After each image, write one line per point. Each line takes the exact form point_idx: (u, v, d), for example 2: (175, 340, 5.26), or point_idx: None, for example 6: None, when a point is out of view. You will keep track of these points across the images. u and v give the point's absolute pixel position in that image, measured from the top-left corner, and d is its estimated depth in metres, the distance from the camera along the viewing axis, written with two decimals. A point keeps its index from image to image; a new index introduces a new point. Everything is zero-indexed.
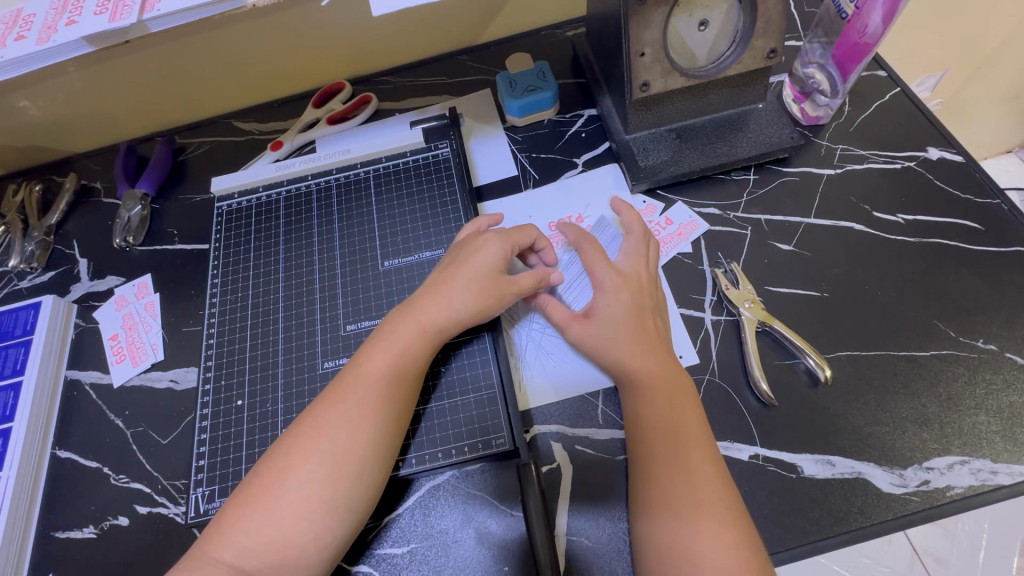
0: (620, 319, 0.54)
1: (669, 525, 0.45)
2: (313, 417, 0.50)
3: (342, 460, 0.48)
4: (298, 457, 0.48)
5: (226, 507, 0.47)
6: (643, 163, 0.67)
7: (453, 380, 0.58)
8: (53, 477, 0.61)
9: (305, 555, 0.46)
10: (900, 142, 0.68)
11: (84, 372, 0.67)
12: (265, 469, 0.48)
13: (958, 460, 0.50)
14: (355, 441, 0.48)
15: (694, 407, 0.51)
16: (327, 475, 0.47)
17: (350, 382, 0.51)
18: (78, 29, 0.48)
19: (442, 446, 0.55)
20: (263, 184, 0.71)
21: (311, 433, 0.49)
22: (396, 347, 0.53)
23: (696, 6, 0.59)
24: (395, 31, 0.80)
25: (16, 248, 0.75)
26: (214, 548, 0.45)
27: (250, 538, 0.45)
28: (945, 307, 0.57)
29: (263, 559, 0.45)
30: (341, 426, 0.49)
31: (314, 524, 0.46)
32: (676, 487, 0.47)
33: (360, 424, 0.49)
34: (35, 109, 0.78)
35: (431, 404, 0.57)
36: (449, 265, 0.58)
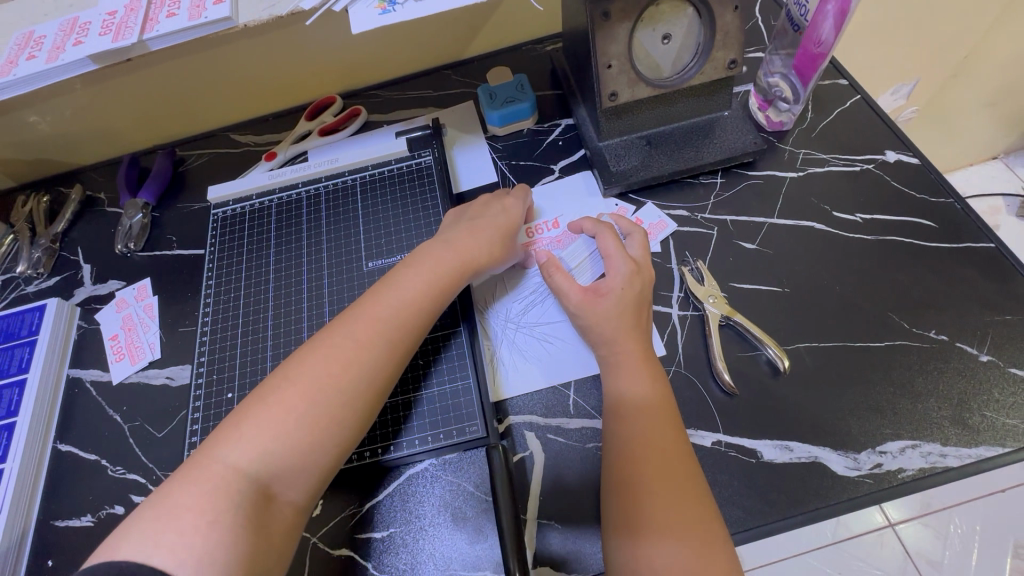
0: (630, 305, 0.58)
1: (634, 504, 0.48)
2: (350, 333, 0.51)
3: (376, 378, 0.50)
4: (338, 367, 0.49)
5: (245, 407, 0.47)
6: (615, 168, 0.71)
7: (431, 371, 0.61)
8: (54, 469, 0.64)
9: (323, 462, 0.47)
10: (860, 145, 0.72)
11: (85, 371, 0.70)
12: (292, 372, 0.49)
13: (909, 444, 0.53)
14: (391, 361, 0.52)
15: (660, 394, 0.54)
16: (361, 392, 0.49)
17: (388, 309, 0.54)
18: (84, 48, 0.53)
19: (421, 434, 0.58)
20: (256, 192, 0.75)
21: (357, 348, 0.51)
22: (431, 281, 0.57)
23: (658, 20, 0.63)
24: (383, 47, 0.85)
25: (24, 255, 0.79)
26: (228, 448, 0.44)
27: (276, 437, 0.45)
28: (899, 301, 0.60)
29: (282, 461, 0.45)
30: (385, 349, 0.52)
31: (344, 434, 0.48)
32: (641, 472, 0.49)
33: (396, 349, 0.52)
34: (44, 123, 0.82)
35: (408, 395, 0.60)
36: (471, 219, 0.63)
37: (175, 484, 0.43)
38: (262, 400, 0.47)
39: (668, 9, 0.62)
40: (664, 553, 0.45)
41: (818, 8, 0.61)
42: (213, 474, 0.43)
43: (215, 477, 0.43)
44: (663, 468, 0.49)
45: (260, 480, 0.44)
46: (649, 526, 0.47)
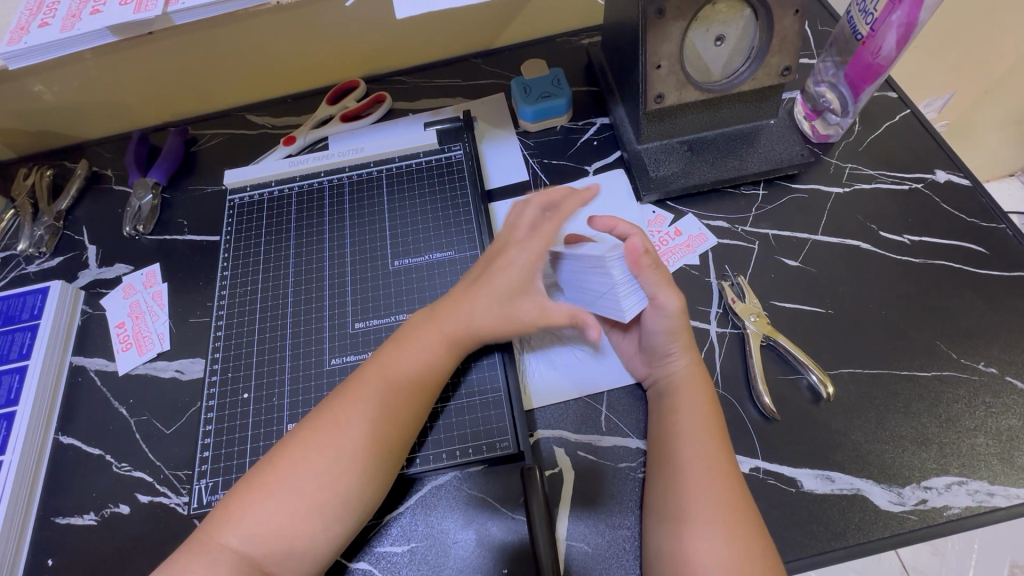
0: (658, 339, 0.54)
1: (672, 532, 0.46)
2: (331, 413, 0.50)
3: (359, 457, 0.48)
4: (314, 452, 0.48)
5: (237, 490, 0.48)
6: (653, 173, 0.68)
7: (464, 384, 0.58)
8: (55, 463, 0.61)
9: (311, 542, 0.46)
10: (909, 163, 0.69)
11: (89, 359, 0.67)
12: (278, 455, 0.49)
13: (956, 481, 0.51)
14: (373, 444, 0.49)
15: (705, 383, 0.54)
16: (344, 472, 0.48)
17: (368, 393, 0.51)
18: (103, 18, 0.49)
19: (449, 446, 0.55)
20: (276, 178, 0.71)
21: (331, 429, 0.49)
22: (421, 358, 0.53)
23: (713, 21, 0.59)
24: (412, 31, 0.81)
25: (25, 232, 0.75)
26: (219, 533, 0.46)
27: (257, 527, 0.46)
28: (948, 329, 0.58)
29: (269, 544, 0.45)
30: (361, 426, 0.49)
31: (327, 521, 0.47)
32: (678, 459, 0.49)
33: (375, 426, 0.49)
34: (49, 94, 0.78)
35: (442, 405, 0.57)
36: (477, 277, 0.56)
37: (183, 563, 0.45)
38: (254, 483, 0.48)
39: (725, 9, 0.58)
40: (699, 544, 0.45)
41: (880, 18, 0.58)
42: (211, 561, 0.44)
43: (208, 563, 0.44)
44: (709, 467, 0.48)
45: (254, 568, 0.45)
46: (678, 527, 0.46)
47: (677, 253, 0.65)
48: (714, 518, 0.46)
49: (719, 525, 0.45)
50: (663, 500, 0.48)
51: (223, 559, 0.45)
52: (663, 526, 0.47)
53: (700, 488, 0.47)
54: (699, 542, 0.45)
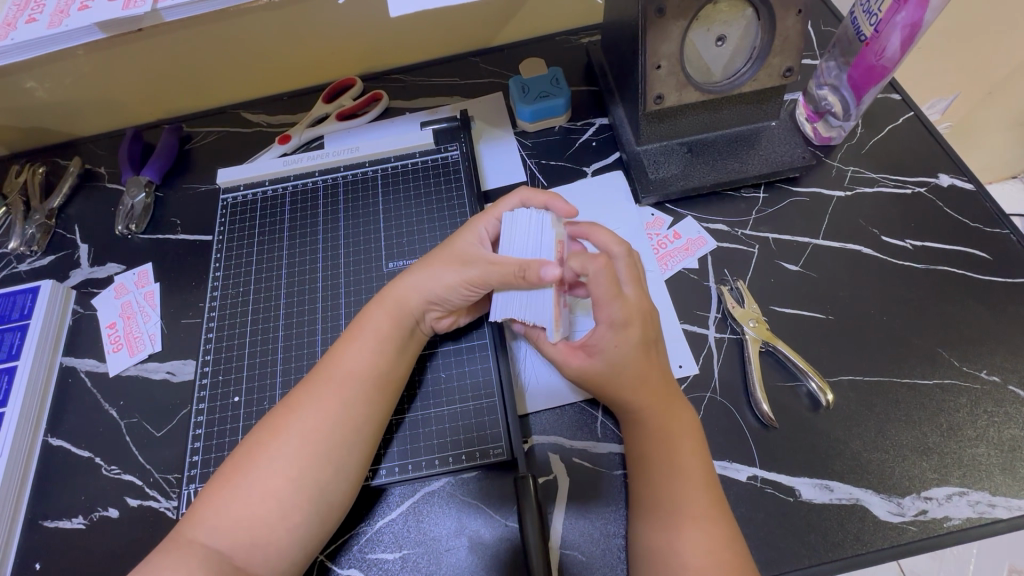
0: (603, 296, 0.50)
1: (661, 526, 0.46)
2: (290, 401, 0.50)
3: (312, 436, 0.48)
4: (269, 435, 0.48)
5: (207, 487, 0.48)
6: (653, 175, 0.67)
7: (429, 392, 0.58)
8: (44, 465, 0.60)
9: (276, 538, 0.45)
10: (912, 167, 0.68)
11: (80, 360, 0.66)
12: (242, 445, 0.49)
13: (957, 491, 0.50)
14: (327, 420, 0.49)
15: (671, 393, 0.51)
16: (296, 455, 0.47)
17: (328, 374, 0.51)
18: (90, 14, 0.48)
19: (421, 456, 0.55)
20: (269, 177, 0.70)
21: (284, 414, 0.49)
22: (377, 332, 0.53)
23: (714, 21, 0.58)
24: (409, 29, 0.80)
25: (17, 230, 0.74)
26: (190, 529, 0.45)
27: (219, 518, 0.45)
28: (950, 336, 0.57)
29: (237, 540, 0.44)
30: (312, 406, 0.49)
31: (283, 506, 0.46)
32: (663, 459, 0.48)
33: (326, 405, 0.49)
34: (41, 90, 0.77)
35: (408, 414, 0.57)
36: (436, 253, 0.57)
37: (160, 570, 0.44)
38: (227, 476, 0.47)
39: (726, 9, 0.57)
40: (692, 540, 0.44)
41: (884, 18, 0.57)
42: (188, 560, 0.43)
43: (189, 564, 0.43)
44: (698, 467, 0.48)
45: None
46: (677, 524, 0.45)
47: (670, 260, 0.64)
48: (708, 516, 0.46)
49: (712, 522, 0.45)
50: (649, 500, 0.48)
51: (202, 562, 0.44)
52: (652, 519, 0.47)
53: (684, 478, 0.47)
54: (690, 537, 0.45)
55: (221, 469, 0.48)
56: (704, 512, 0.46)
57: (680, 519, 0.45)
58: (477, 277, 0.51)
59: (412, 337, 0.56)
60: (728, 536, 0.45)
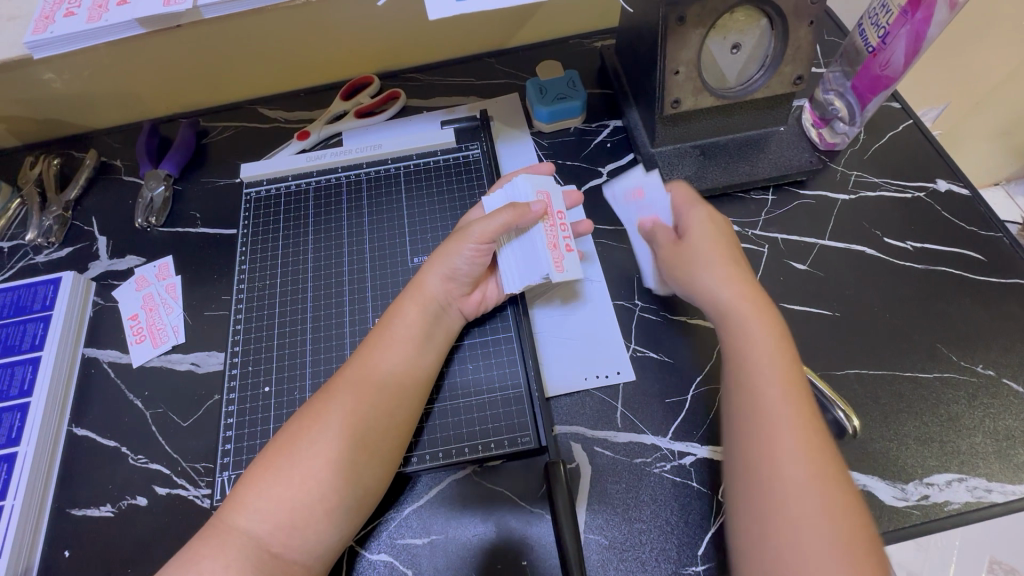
0: (710, 245, 0.55)
1: (775, 531, 0.42)
2: (327, 391, 0.52)
3: (350, 420, 0.50)
4: (308, 420, 0.50)
5: (248, 473, 0.49)
6: (667, 176, 0.69)
7: (457, 383, 0.60)
8: (70, 455, 0.61)
9: (316, 518, 0.47)
10: (912, 173, 0.71)
11: (102, 351, 0.66)
12: (282, 433, 0.50)
13: (956, 478, 0.53)
14: (362, 404, 0.51)
15: (783, 364, 0.48)
16: (335, 437, 0.49)
17: (363, 360, 0.54)
18: (133, 10, 0.50)
19: (449, 445, 0.56)
20: (293, 173, 0.71)
21: (323, 400, 0.51)
22: (405, 319, 0.56)
23: (730, 30, 0.61)
24: (428, 29, 0.81)
25: (34, 221, 0.75)
26: (231, 515, 0.46)
27: (261, 501, 0.46)
28: (948, 333, 0.60)
29: (277, 522, 0.46)
30: (347, 390, 0.51)
31: (322, 490, 0.47)
32: (772, 432, 0.45)
33: (362, 388, 0.51)
34: (59, 82, 0.76)
35: (436, 405, 0.58)
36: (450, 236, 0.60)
37: (199, 551, 0.44)
38: (267, 460, 0.48)
39: (742, 19, 0.60)
40: (812, 538, 0.40)
41: (891, 30, 0.60)
42: (231, 542, 0.45)
43: (232, 546, 0.44)
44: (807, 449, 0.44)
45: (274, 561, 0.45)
46: (789, 525, 0.41)
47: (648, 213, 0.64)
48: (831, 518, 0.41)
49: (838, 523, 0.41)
50: (764, 488, 0.43)
51: (242, 542, 0.45)
52: (766, 523, 0.42)
53: (795, 468, 0.43)
54: (809, 537, 0.40)
55: (259, 458, 0.49)
56: (821, 503, 0.41)
57: (794, 520, 0.41)
58: (479, 236, 0.56)
59: (439, 324, 0.58)
60: (858, 531, 0.41)
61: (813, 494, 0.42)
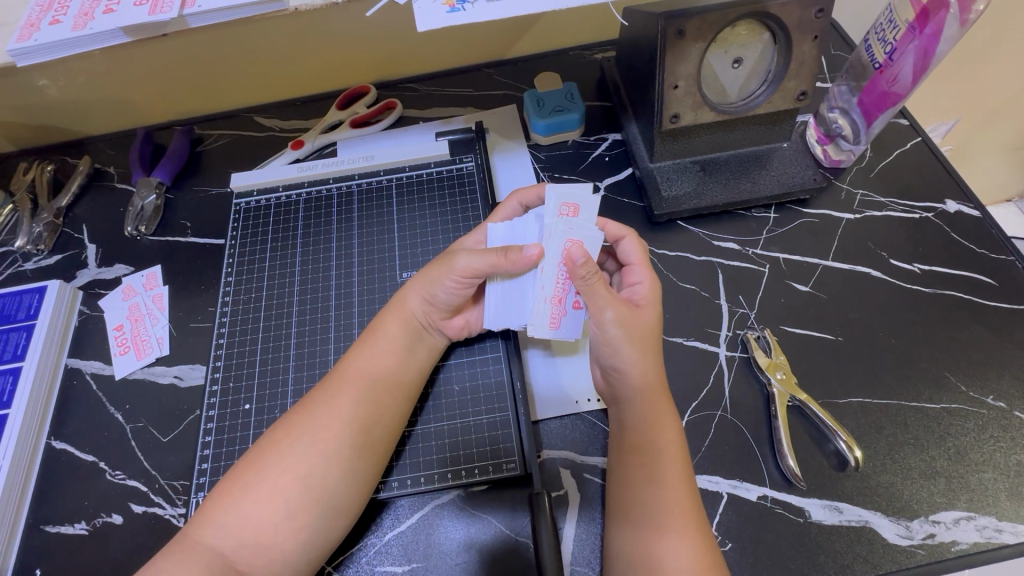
0: (644, 328, 0.54)
1: (642, 535, 0.46)
2: (301, 405, 0.51)
3: (326, 436, 0.48)
4: (282, 433, 0.49)
5: (219, 486, 0.47)
6: (666, 192, 0.67)
7: (442, 403, 0.58)
8: (47, 469, 0.59)
9: (282, 538, 0.45)
10: (920, 192, 0.69)
11: (85, 362, 0.65)
12: (256, 446, 0.49)
13: (964, 516, 0.51)
14: (338, 421, 0.49)
15: (660, 389, 0.52)
16: (309, 454, 0.47)
17: (344, 374, 0.52)
18: (117, 18, 0.49)
19: (430, 469, 0.55)
20: (283, 184, 0.70)
21: (300, 413, 0.50)
22: (388, 337, 0.54)
23: (731, 43, 0.60)
24: (425, 38, 0.80)
25: (24, 228, 0.74)
26: (197, 531, 0.45)
27: (228, 517, 0.45)
28: (956, 360, 0.58)
29: (242, 539, 0.44)
30: (324, 405, 0.50)
31: (290, 507, 0.46)
32: (646, 446, 0.49)
33: (338, 403, 0.50)
34: (53, 88, 0.76)
35: (419, 427, 0.57)
36: (435, 260, 0.58)
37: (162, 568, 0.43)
38: (237, 475, 0.47)
39: (744, 33, 0.59)
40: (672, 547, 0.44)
41: (898, 46, 0.58)
42: (195, 560, 0.43)
43: (195, 565, 0.43)
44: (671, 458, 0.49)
45: None
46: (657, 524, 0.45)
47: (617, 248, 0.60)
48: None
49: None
50: (635, 494, 0.48)
51: (206, 560, 0.43)
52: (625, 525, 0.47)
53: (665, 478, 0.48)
54: (671, 557, 0.44)
55: (232, 470, 0.48)
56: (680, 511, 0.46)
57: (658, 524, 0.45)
58: (466, 269, 0.53)
59: (423, 343, 0.57)
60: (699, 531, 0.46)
61: (669, 494, 0.47)
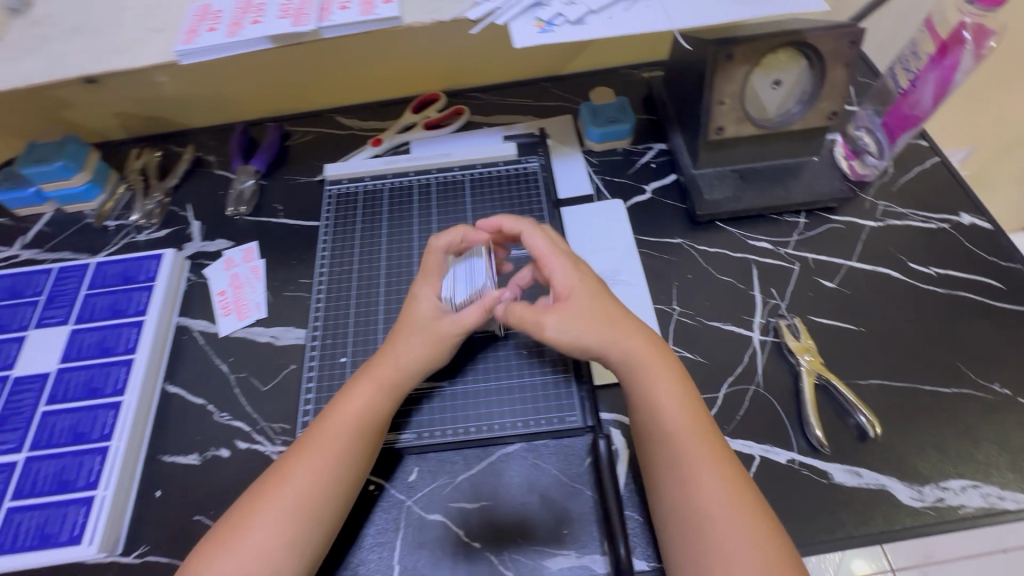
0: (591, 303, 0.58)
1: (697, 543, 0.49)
2: (279, 470, 0.54)
3: (307, 497, 0.52)
4: (264, 500, 0.52)
5: (205, 544, 0.51)
6: (708, 196, 0.76)
7: (481, 367, 0.67)
8: (162, 408, 0.68)
9: None
10: (937, 205, 0.77)
11: (193, 320, 0.75)
12: (237, 512, 0.52)
13: (971, 484, 0.57)
14: (315, 486, 0.53)
15: (685, 405, 0.55)
16: (290, 517, 0.51)
17: (322, 434, 0.56)
18: (265, 28, 0.59)
19: (462, 422, 0.63)
20: (370, 174, 0.80)
21: (279, 479, 0.53)
22: (361, 404, 0.57)
23: (773, 67, 0.69)
24: (493, 53, 0.90)
25: (139, 205, 0.85)
26: None
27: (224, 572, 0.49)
28: (967, 352, 0.65)
29: None
30: (305, 471, 0.53)
31: (281, 560, 0.50)
32: (678, 456, 0.52)
33: (315, 468, 0.54)
34: (169, 84, 0.88)
35: (446, 385, 0.66)
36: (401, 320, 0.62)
37: None
38: (221, 537, 0.51)
39: (784, 59, 0.68)
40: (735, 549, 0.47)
41: (919, 75, 0.67)
42: None
43: None
44: (717, 469, 0.51)
45: None
46: (723, 539, 0.48)
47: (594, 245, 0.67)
48: (747, 524, 0.49)
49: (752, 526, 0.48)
50: (679, 508, 0.51)
51: None
52: (679, 535, 0.50)
53: (704, 489, 0.50)
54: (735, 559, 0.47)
55: (218, 532, 0.51)
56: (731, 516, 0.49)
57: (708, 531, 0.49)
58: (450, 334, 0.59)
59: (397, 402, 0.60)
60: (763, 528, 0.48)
61: (718, 498, 0.50)
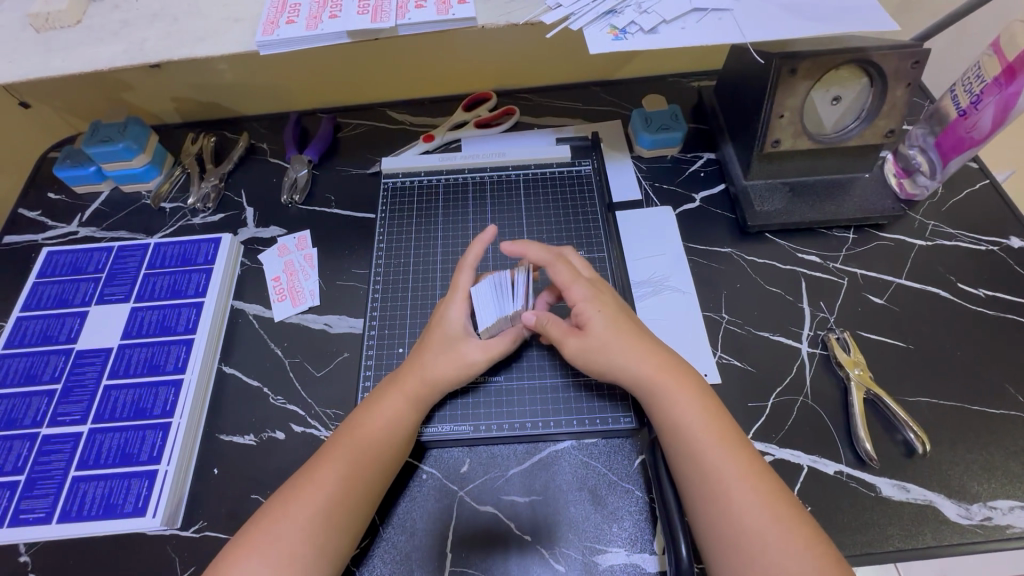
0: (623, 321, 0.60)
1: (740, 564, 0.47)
2: (306, 474, 0.54)
3: (338, 503, 0.52)
4: (292, 505, 0.51)
5: (229, 547, 0.50)
6: (759, 207, 0.77)
7: (525, 365, 0.68)
8: (218, 388, 0.70)
9: None
10: (987, 227, 0.77)
11: (248, 304, 0.77)
12: (260, 519, 0.51)
13: (1019, 505, 0.58)
14: (347, 490, 0.53)
15: (717, 428, 0.53)
16: (319, 524, 0.51)
17: (352, 443, 0.56)
18: (344, 24, 0.61)
19: (509, 418, 0.65)
20: (425, 170, 0.83)
21: (310, 486, 0.52)
22: (387, 413, 0.58)
23: (833, 84, 0.69)
24: (546, 56, 0.92)
25: (195, 188, 0.86)
26: None
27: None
28: (1016, 375, 0.66)
29: None
30: (336, 477, 0.53)
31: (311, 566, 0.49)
32: (721, 478, 0.50)
33: (345, 474, 0.53)
34: (228, 72, 0.89)
35: (492, 378, 0.67)
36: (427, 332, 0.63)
37: None
38: (246, 539, 0.50)
39: (845, 75, 0.68)
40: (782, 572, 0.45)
41: (979, 97, 0.67)
42: None
43: None
44: (763, 497, 0.49)
45: None
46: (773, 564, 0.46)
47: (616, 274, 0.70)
48: (788, 539, 0.47)
49: (797, 542, 0.46)
50: (721, 531, 0.49)
51: None
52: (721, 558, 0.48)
53: (747, 514, 0.48)
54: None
55: (241, 538, 0.50)
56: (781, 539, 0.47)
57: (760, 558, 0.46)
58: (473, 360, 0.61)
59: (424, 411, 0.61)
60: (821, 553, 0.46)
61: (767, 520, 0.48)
